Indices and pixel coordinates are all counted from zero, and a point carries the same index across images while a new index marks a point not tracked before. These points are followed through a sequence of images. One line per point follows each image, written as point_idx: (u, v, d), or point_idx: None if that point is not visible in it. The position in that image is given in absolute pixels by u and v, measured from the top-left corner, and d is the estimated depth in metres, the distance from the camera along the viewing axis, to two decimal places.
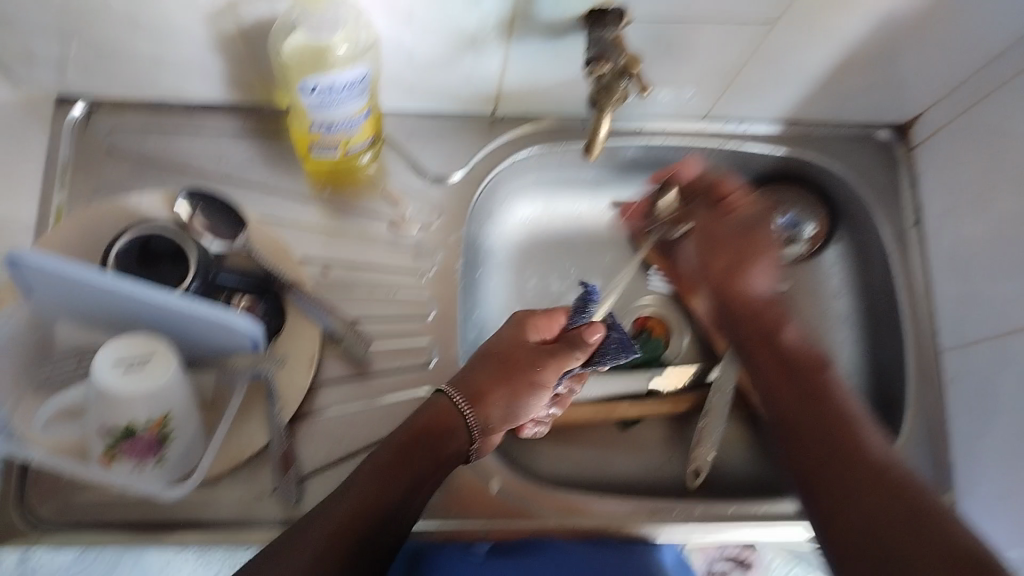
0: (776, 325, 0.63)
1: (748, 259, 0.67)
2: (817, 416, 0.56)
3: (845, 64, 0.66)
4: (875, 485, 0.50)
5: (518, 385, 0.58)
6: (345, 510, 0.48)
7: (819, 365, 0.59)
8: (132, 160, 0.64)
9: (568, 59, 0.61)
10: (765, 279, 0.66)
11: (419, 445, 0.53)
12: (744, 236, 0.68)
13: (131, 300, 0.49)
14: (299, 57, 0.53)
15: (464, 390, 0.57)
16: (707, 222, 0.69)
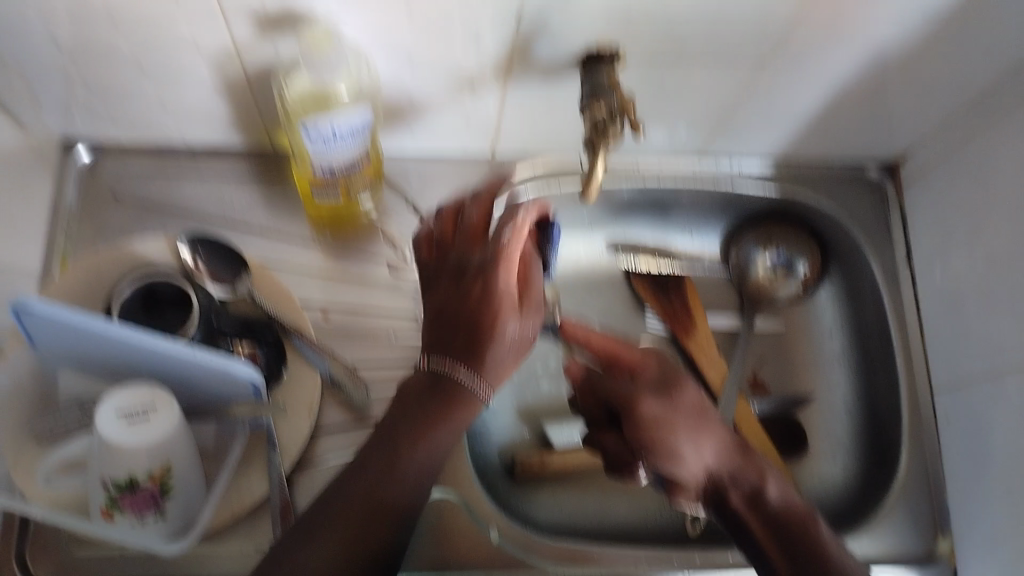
0: (749, 491, 0.53)
1: (675, 438, 0.54)
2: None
3: (838, 102, 0.67)
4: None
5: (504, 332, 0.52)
6: (336, 557, 0.45)
7: (809, 523, 0.52)
8: (131, 204, 0.64)
9: (567, 97, 0.62)
10: (718, 435, 0.55)
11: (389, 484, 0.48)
12: (649, 409, 0.56)
13: (135, 351, 0.49)
14: (302, 101, 0.53)
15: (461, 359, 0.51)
16: (627, 393, 0.57)
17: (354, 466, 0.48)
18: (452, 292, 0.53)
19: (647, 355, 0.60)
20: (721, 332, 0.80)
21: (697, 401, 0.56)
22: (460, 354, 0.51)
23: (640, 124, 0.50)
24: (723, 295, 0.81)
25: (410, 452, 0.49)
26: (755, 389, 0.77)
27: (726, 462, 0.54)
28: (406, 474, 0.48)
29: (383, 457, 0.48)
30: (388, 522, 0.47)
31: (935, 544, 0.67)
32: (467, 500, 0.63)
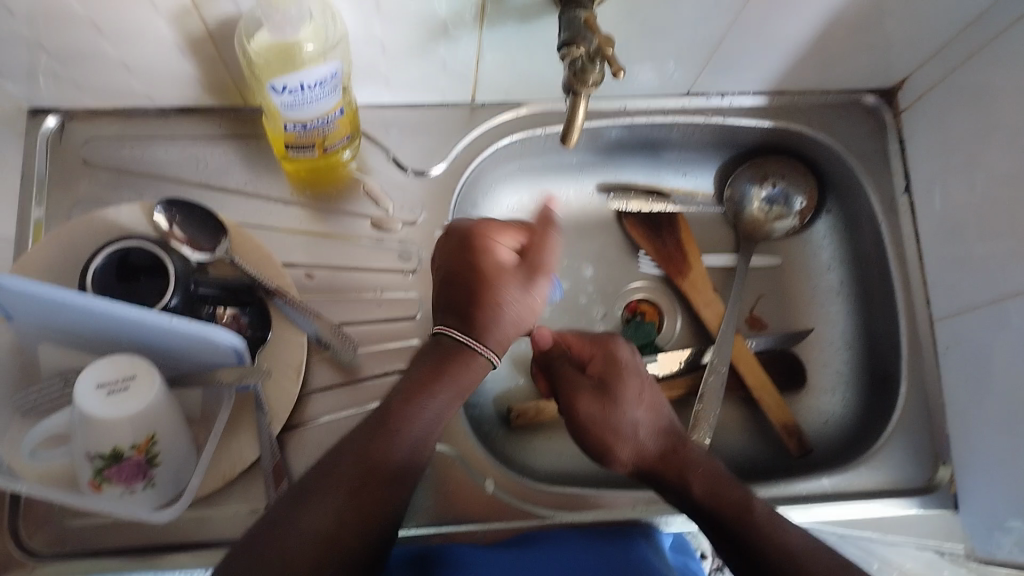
0: (689, 489, 0.53)
1: (606, 438, 0.55)
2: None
3: (830, 30, 0.64)
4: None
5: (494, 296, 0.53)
6: (329, 520, 0.43)
7: (743, 513, 0.51)
8: (103, 170, 0.62)
9: (546, 41, 0.59)
10: (652, 440, 0.55)
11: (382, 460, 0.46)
12: (586, 410, 0.56)
13: (112, 320, 0.48)
14: (265, 57, 0.50)
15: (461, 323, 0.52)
16: (568, 392, 0.58)
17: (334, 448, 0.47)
18: (452, 259, 0.55)
19: (601, 346, 0.60)
20: (716, 271, 0.78)
21: (639, 407, 0.56)
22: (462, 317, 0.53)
23: (617, 64, 0.48)
24: (717, 234, 0.79)
25: (401, 433, 0.48)
26: (752, 326, 0.77)
27: (663, 454, 0.55)
28: (392, 453, 0.47)
29: (380, 434, 0.47)
30: (381, 502, 0.46)
31: (933, 474, 0.66)
32: (462, 453, 0.63)
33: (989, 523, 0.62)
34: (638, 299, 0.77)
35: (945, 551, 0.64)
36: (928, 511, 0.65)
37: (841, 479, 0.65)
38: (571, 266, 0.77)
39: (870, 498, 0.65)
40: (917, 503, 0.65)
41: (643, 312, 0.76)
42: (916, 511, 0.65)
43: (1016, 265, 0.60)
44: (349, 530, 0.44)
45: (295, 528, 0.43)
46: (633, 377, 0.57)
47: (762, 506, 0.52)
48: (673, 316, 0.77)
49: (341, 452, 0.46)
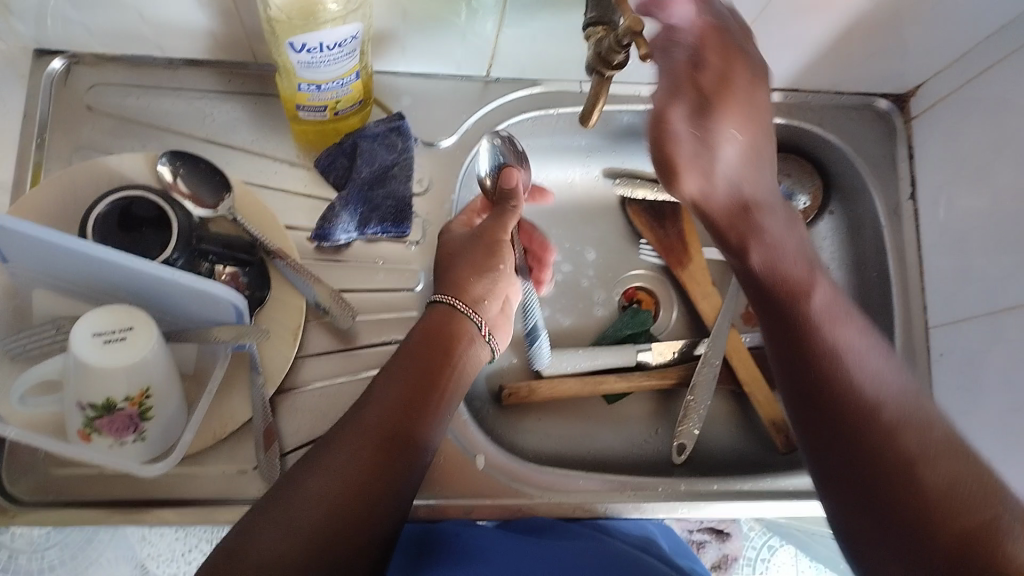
0: (749, 265, 0.58)
1: (682, 159, 0.57)
2: (807, 390, 0.51)
3: (852, 31, 0.64)
4: (928, 480, 0.43)
5: (480, 256, 0.55)
6: (384, 410, 0.46)
7: (829, 334, 0.52)
8: (108, 117, 0.61)
9: (566, 20, 0.59)
10: (724, 171, 0.57)
11: (426, 360, 0.50)
12: (663, 157, 0.58)
13: (114, 270, 0.47)
14: (288, 13, 0.49)
15: (448, 286, 0.54)
16: (660, 106, 0.55)
17: (365, 393, 0.48)
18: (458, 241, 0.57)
19: (658, 40, 0.53)
20: (716, 264, 0.79)
21: (725, 151, 0.56)
22: (457, 276, 0.54)
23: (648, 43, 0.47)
24: None
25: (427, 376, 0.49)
26: (747, 321, 0.77)
27: (728, 179, 0.58)
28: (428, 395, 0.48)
29: (415, 374, 0.49)
30: (431, 391, 0.49)
31: None
32: (454, 427, 0.63)
33: None
34: (636, 286, 0.78)
35: None
36: None
37: None
38: (573, 249, 0.78)
39: None
40: None
41: (639, 300, 0.77)
42: None
43: (1017, 278, 0.61)
44: (360, 482, 0.43)
45: (315, 470, 0.43)
46: (712, 128, 0.55)
47: (828, 292, 0.54)
48: (670, 307, 0.77)
49: (369, 402, 0.47)
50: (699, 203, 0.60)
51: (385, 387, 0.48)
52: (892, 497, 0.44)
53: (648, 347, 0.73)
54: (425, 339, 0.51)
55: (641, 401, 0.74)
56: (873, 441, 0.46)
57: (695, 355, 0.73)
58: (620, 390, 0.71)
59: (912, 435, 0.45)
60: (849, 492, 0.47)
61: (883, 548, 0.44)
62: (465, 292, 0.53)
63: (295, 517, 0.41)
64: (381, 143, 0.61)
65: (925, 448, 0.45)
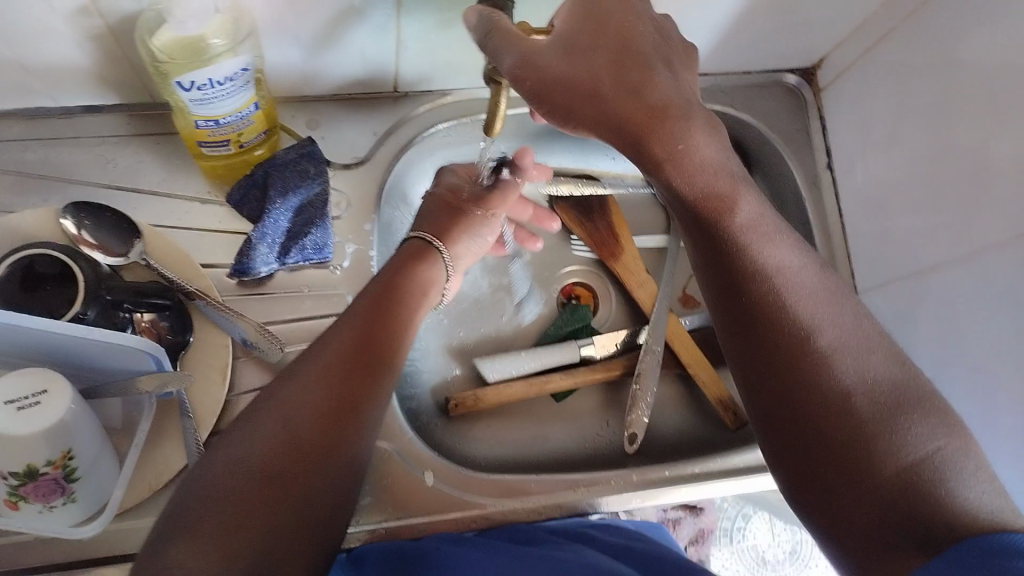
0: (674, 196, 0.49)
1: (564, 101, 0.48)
2: (734, 318, 0.48)
3: (749, 12, 0.65)
4: (870, 422, 0.41)
5: (472, 215, 0.65)
6: (342, 350, 0.49)
7: (752, 250, 0.48)
8: (5, 174, 0.59)
9: (463, 29, 0.58)
10: (630, 85, 0.47)
11: (384, 305, 0.54)
12: (573, 73, 0.47)
13: (19, 332, 0.46)
14: (171, 53, 0.47)
15: (433, 232, 0.62)
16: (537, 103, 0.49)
17: (322, 336, 0.50)
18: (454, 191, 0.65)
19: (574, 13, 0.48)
20: (648, 252, 0.79)
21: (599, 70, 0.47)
22: (440, 232, 0.63)
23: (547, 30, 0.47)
24: (647, 217, 0.80)
25: (377, 335, 0.51)
26: (685, 305, 0.78)
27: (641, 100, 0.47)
28: (377, 352, 0.50)
29: (367, 331, 0.51)
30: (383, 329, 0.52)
31: None
32: (399, 447, 0.62)
33: None
34: (572, 283, 0.78)
35: None
36: None
37: None
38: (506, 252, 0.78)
39: None
40: None
41: (578, 295, 0.77)
42: None
43: (934, 237, 0.62)
44: (314, 422, 0.45)
45: (271, 412, 0.44)
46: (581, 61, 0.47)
47: (751, 208, 0.49)
48: (608, 298, 0.78)
49: (320, 351, 0.49)
50: (635, 125, 0.47)
51: (339, 340, 0.49)
52: (835, 434, 0.42)
53: (590, 342, 0.73)
54: (385, 292, 0.54)
55: (588, 397, 0.74)
56: (809, 378, 0.44)
57: (638, 345, 0.74)
58: (566, 387, 0.71)
59: (853, 376, 0.43)
60: (791, 429, 0.44)
61: (824, 485, 0.42)
62: (448, 242, 0.62)
63: (255, 437, 0.43)
64: (290, 173, 0.60)
65: (867, 390, 0.43)
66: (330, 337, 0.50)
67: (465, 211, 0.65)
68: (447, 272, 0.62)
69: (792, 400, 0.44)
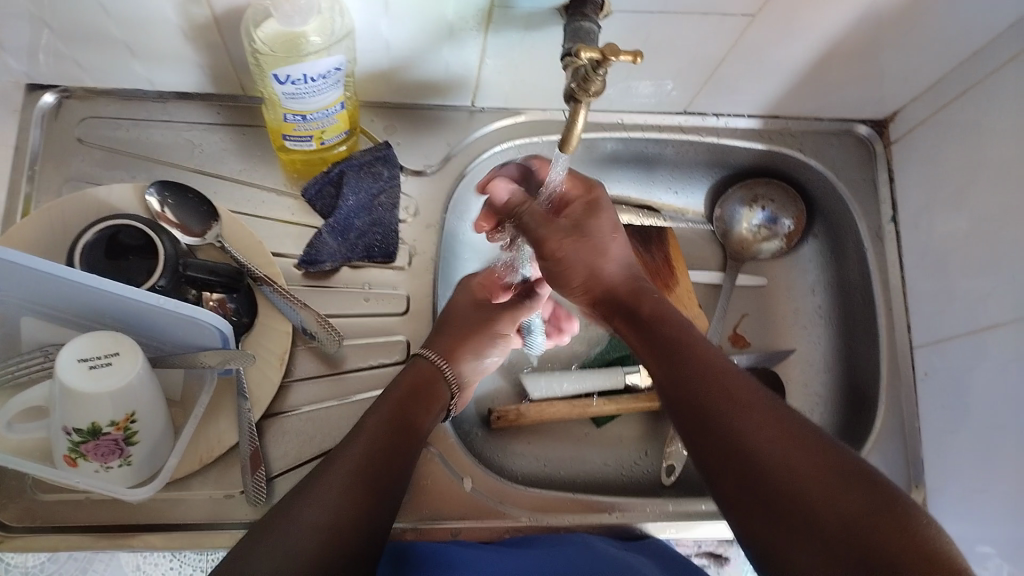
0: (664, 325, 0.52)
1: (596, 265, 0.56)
2: (682, 383, 0.49)
3: (825, 60, 0.65)
4: (832, 473, 0.43)
5: (477, 335, 0.64)
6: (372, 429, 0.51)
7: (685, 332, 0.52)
8: (99, 149, 0.63)
9: (546, 50, 0.60)
10: (612, 268, 0.56)
11: (413, 397, 0.56)
12: (551, 267, 0.58)
13: (99, 296, 0.48)
14: (272, 46, 0.51)
15: (438, 347, 0.61)
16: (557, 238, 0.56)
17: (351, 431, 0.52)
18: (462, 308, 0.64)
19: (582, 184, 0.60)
20: (702, 287, 0.79)
21: (612, 247, 0.56)
22: (448, 347, 0.61)
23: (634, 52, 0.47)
24: (705, 253, 0.81)
25: (402, 425, 0.53)
26: (734, 343, 0.78)
27: (628, 289, 0.55)
28: (398, 449, 0.51)
29: (386, 437, 0.51)
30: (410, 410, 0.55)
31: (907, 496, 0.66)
32: (440, 449, 0.63)
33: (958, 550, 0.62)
34: None
35: None
36: None
37: None
38: None
39: None
40: None
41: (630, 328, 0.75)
42: None
43: (996, 297, 0.61)
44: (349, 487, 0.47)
45: (305, 498, 0.46)
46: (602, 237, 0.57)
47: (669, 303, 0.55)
48: None
49: (341, 455, 0.49)
50: (606, 288, 0.56)
51: (361, 441, 0.50)
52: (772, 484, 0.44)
53: (635, 370, 0.73)
54: (413, 376, 0.57)
55: (629, 424, 0.74)
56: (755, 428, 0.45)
57: None
58: (608, 413, 0.71)
59: (757, 419, 0.46)
60: (727, 475, 0.46)
61: (758, 513, 0.44)
62: (456, 363, 0.61)
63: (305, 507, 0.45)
64: (353, 185, 0.62)
65: (769, 448, 0.45)
66: (365, 427, 0.52)
67: (470, 329, 0.63)
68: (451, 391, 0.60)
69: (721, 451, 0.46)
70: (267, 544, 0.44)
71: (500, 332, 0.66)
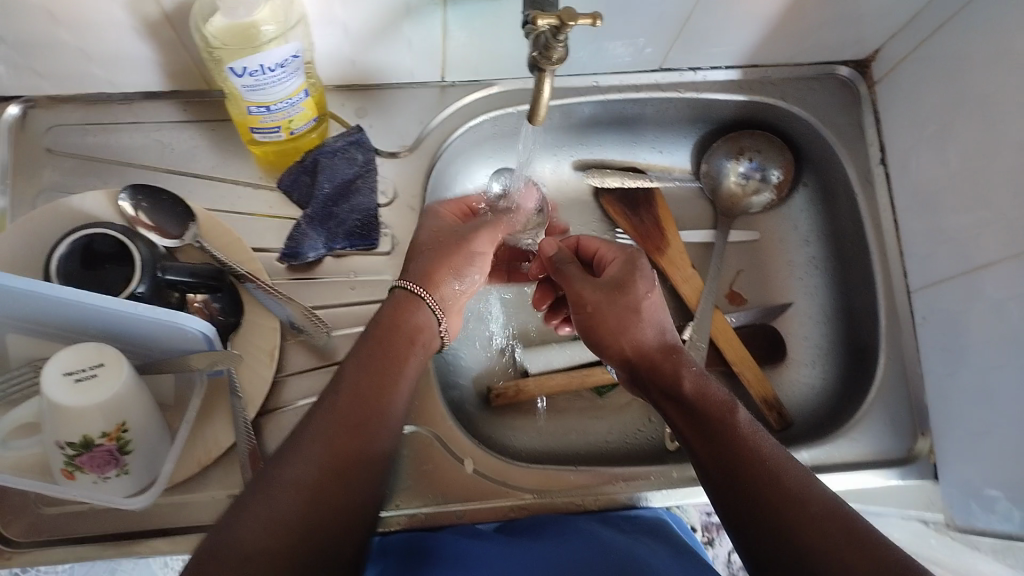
0: (717, 409, 0.51)
1: (622, 318, 0.57)
2: (718, 448, 0.48)
3: (798, 3, 0.64)
4: (853, 542, 0.42)
5: (457, 255, 0.59)
6: (355, 384, 0.49)
7: (721, 404, 0.51)
8: (69, 157, 0.62)
9: (510, 19, 0.58)
10: (650, 332, 0.57)
11: (389, 340, 0.53)
12: (603, 307, 0.58)
13: (79, 309, 0.47)
14: (223, 39, 0.49)
15: (415, 275, 0.57)
16: (579, 290, 0.61)
17: (332, 382, 0.50)
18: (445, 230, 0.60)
19: (623, 254, 0.62)
20: (695, 247, 0.78)
21: (646, 300, 0.58)
22: (427, 273, 0.57)
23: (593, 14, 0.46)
24: (695, 212, 0.80)
25: (381, 384, 0.50)
26: (732, 302, 0.77)
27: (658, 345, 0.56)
28: (368, 419, 0.48)
29: (359, 403, 0.48)
30: (389, 351, 0.52)
31: (913, 444, 0.65)
32: (440, 433, 0.63)
33: (967, 494, 0.61)
34: None
35: (928, 521, 0.63)
36: (907, 480, 0.64)
37: (820, 451, 0.65)
38: None
39: (854, 469, 0.64)
40: (897, 473, 0.64)
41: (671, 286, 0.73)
42: (896, 482, 0.64)
43: (987, 233, 0.60)
44: (325, 479, 0.44)
45: (279, 475, 0.44)
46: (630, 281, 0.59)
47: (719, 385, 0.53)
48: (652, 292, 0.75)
49: (313, 424, 0.47)
50: (638, 354, 0.56)
51: (334, 411, 0.47)
52: (777, 510, 0.44)
53: None
54: (384, 327, 0.54)
55: (630, 391, 0.74)
56: (781, 493, 0.45)
57: None
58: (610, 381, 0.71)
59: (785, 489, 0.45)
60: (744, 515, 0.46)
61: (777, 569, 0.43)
62: (436, 289, 0.57)
63: (283, 479, 0.44)
64: (331, 171, 0.62)
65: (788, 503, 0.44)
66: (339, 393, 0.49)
67: (449, 249, 0.59)
68: (436, 318, 0.57)
69: (747, 509, 0.46)
70: (248, 530, 0.41)
71: (478, 250, 0.60)
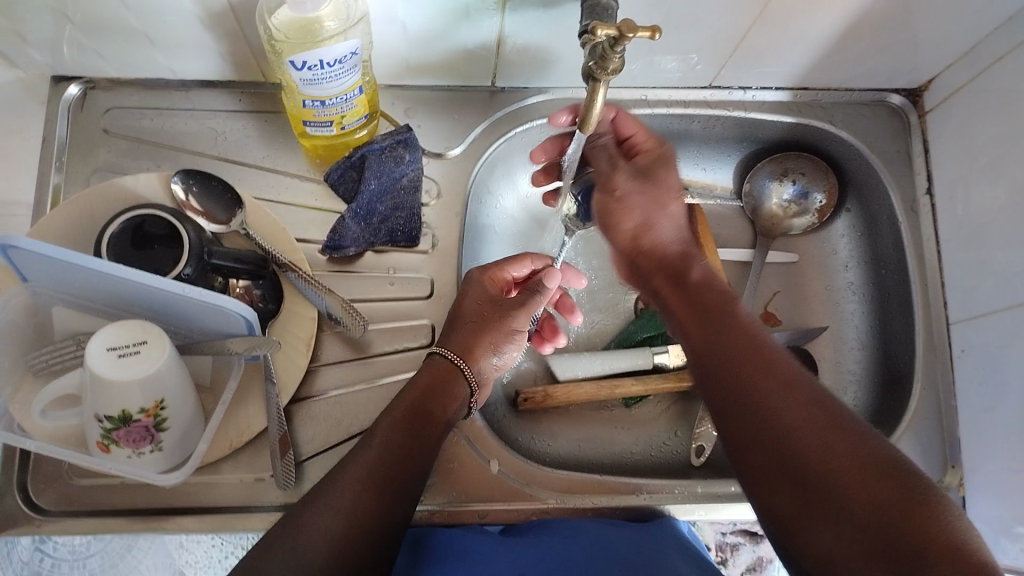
0: (723, 307, 0.48)
1: (647, 209, 0.52)
2: (721, 355, 0.45)
3: (854, 28, 0.64)
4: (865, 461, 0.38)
5: (496, 332, 0.58)
6: (386, 438, 0.49)
7: (725, 298, 0.49)
8: (124, 139, 0.63)
9: (565, 28, 0.59)
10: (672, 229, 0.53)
11: (425, 401, 0.52)
12: (626, 189, 0.53)
13: (126, 286, 0.49)
14: (287, 32, 0.51)
15: (455, 347, 0.56)
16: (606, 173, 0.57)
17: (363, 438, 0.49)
18: (487, 302, 0.59)
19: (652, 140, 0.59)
20: (732, 265, 0.78)
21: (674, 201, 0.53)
22: (466, 345, 0.57)
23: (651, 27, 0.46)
24: (734, 230, 0.79)
25: (412, 440, 0.50)
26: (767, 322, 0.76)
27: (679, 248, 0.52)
28: (400, 471, 0.47)
29: (394, 455, 0.48)
30: (421, 411, 0.52)
31: (942, 477, 0.65)
32: (467, 432, 0.63)
33: (996, 532, 0.60)
34: None
35: None
36: None
37: None
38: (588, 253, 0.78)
39: None
40: None
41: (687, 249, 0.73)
42: None
43: None
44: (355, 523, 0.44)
45: (309, 518, 0.43)
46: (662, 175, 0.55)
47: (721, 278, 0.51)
48: None
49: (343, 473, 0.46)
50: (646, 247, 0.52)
51: (366, 459, 0.47)
52: (782, 426, 0.41)
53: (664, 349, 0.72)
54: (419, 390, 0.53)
55: (657, 404, 0.74)
56: (787, 405, 0.41)
57: None
58: (638, 393, 0.70)
59: (791, 401, 0.42)
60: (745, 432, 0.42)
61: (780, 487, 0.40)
62: (475, 361, 0.56)
63: (313, 524, 0.43)
64: (377, 169, 0.62)
65: (795, 416, 0.41)
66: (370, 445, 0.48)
67: (489, 323, 0.58)
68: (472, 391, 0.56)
69: (749, 421, 0.42)
70: None
71: (518, 328, 0.59)
